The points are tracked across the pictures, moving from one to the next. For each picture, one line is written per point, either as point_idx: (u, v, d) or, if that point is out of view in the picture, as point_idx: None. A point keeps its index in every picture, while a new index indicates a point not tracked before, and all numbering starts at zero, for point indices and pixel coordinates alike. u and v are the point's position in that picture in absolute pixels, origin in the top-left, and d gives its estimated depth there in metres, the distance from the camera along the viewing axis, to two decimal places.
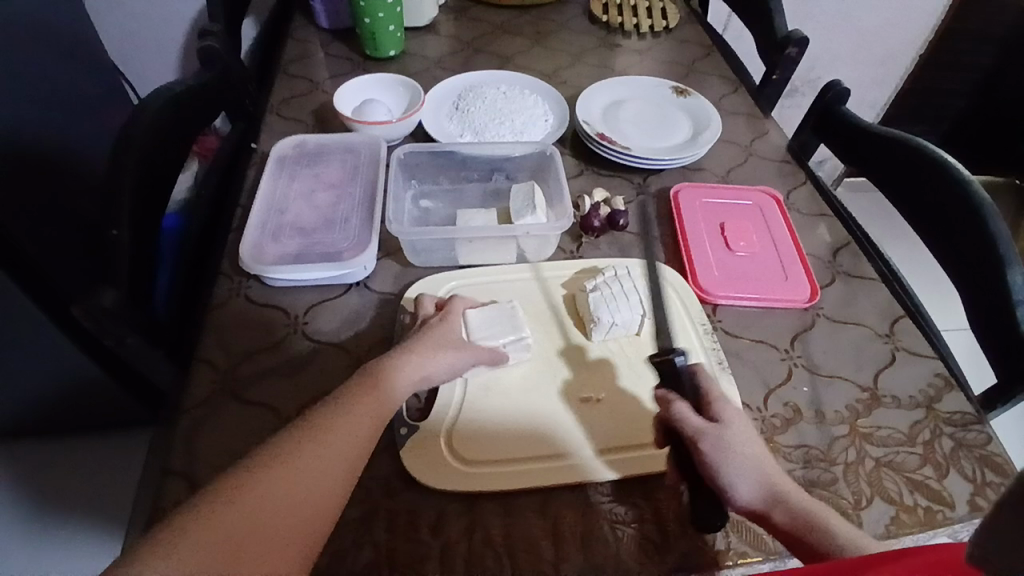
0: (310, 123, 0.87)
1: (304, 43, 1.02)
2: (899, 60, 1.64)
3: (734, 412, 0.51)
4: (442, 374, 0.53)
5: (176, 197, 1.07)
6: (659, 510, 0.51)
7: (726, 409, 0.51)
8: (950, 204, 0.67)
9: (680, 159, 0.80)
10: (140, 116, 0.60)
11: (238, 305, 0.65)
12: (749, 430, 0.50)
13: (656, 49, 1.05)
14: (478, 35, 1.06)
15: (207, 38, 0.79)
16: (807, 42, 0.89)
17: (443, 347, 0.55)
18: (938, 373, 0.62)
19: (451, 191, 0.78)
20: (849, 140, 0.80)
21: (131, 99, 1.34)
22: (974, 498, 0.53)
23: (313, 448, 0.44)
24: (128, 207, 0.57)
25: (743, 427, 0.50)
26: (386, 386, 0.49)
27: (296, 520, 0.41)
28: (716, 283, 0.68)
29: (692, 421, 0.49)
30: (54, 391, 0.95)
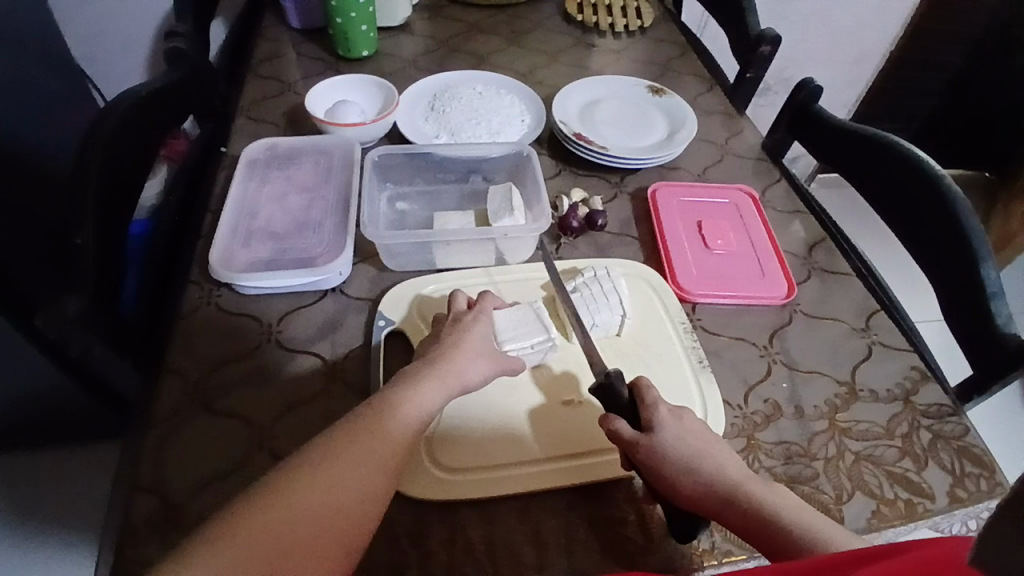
0: (282, 125, 0.85)
1: (275, 44, 1.00)
2: (870, 59, 1.67)
3: (666, 413, 0.51)
4: (471, 376, 0.52)
5: (144, 202, 1.04)
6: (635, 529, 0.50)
7: (669, 419, 0.51)
8: (924, 200, 0.68)
9: (657, 157, 0.80)
10: (104, 119, 0.58)
11: (209, 313, 0.63)
12: (689, 428, 0.50)
13: (631, 48, 1.05)
14: (453, 34, 1.05)
15: (173, 39, 0.77)
16: (780, 41, 0.90)
17: (481, 352, 0.54)
18: (914, 366, 0.63)
19: (427, 193, 0.77)
20: (824, 137, 0.80)
21: (96, 101, 1.30)
22: (952, 489, 0.53)
23: (343, 460, 0.44)
24: (92, 214, 0.55)
25: (677, 427, 0.50)
26: (410, 394, 0.49)
27: (333, 535, 0.41)
28: (696, 281, 0.68)
29: (635, 437, 0.49)
30: (17, 404, 0.91)
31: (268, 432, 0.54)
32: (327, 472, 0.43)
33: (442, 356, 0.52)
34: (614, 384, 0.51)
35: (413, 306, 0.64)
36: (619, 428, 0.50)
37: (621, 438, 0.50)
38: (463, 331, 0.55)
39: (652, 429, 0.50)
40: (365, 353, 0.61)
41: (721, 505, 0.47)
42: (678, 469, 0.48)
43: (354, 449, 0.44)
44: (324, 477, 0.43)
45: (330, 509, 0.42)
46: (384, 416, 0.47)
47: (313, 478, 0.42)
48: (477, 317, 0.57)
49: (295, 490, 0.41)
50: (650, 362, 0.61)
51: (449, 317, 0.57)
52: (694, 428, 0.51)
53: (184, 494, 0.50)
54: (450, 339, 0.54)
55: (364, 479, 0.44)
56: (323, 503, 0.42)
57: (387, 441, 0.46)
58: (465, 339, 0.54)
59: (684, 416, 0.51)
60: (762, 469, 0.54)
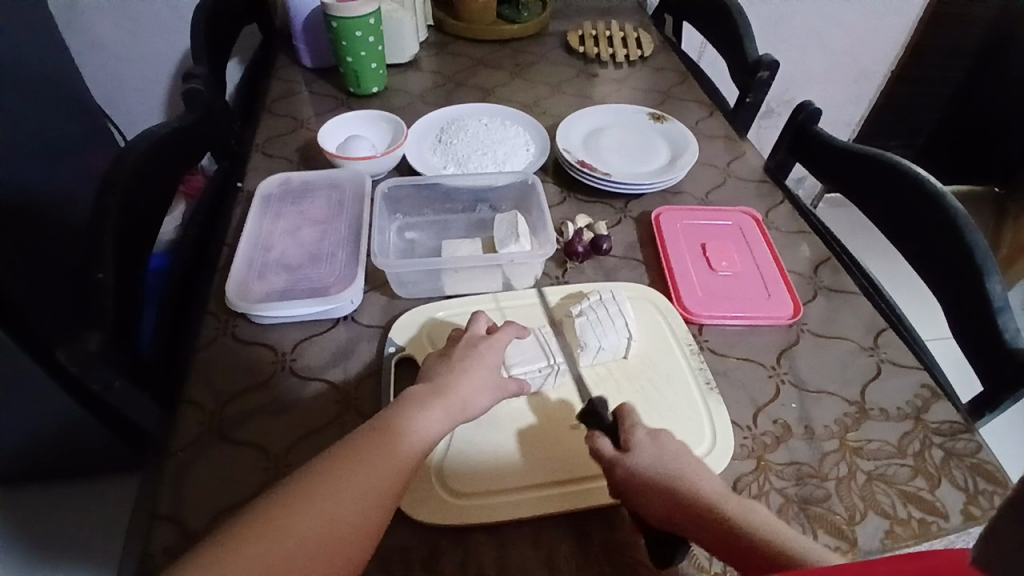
0: (295, 160, 0.88)
1: (288, 83, 1.04)
2: (871, 78, 1.69)
3: (637, 447, 0.51)
4: (478, 404, 0.53)
5: (163, 237, 1.07)
6: (633, 558, 0.49)
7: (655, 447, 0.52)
8: (926, 215, 0.69)
9: (660, 182, 0.82)
10: (123, 160, 0.60)
11: (224, 344, 0.65)
12: (666, 450, 0.51)
13: (633, 77, 1.08)
14: (459, 69, 1.09)
15: (192, 81, 0.81)
16: (778, 65, 0.92)
17: (488, 383, 0.54)
18: (924, 384, 0.63)
19: (436, 222, 0.79)
20: (824, 157, 0.82)
21: (118, 142, 1.36)
22: (967, 507, 0.53)
23: (347, 480, 0.45)
24: (112, 250, 0.57)
25: (652, 446, 0.51)
26: (417, 418, 0.49)
27: (336, 543, 0.42)
28: (702, 303, 0.69)
29: (613, 458, 0.50)
30: (37, 437, 0.93)
31: (282, 460, 0.55)
32: (334, 483, 0.45)
33: (449, 385, 0.52)
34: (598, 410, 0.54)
35: (423, 332, 0.66)
36: (601, 444, 0.51)
37: (600, 457, 0.51)
38: (474, 358, 0.55)
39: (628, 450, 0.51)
40: (377, 378, 0.62)
41: (696, 518, 0.48)
42: (658, 482, 0.49)
43: (363, 464, 0.46)
44: (329, 485, 0.44)
45: (335, 520, 0.43)
46: (391, 438, 0.48)
47: (317, 492, 0.44)
48: (491, 345, 0.57)
49: (298, 507, 0.43)
50: (658, 383, 0.61)
51: (462, 341, 0.57)
52: (671, 447, 0.52)
53: (201, 523, 0.50)
54: (459, 365, 0.55)
55: (368, 495, 0.45)
56: (327, 511, 0.43)
57: (393, 457, 0.47)
58: (477, 367, 0.55)
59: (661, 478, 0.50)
60: (774, 491, 0.54)
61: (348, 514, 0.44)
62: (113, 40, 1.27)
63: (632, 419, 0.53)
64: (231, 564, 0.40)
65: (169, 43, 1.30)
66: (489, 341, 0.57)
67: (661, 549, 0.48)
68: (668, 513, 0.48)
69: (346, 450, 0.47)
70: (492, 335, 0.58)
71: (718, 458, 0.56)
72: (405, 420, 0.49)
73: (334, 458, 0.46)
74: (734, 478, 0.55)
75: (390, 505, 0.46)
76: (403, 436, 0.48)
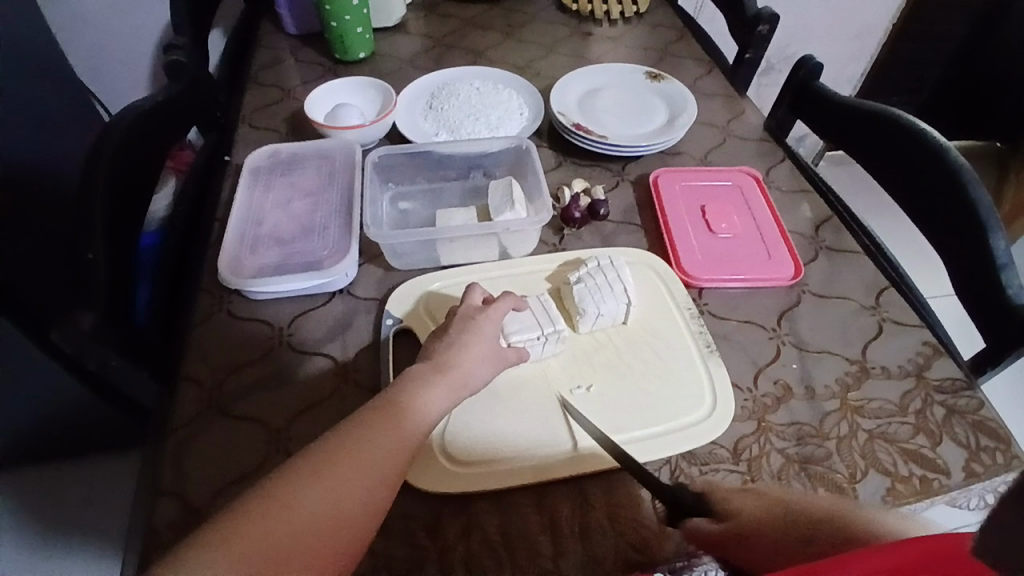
0: (283, 131, 0.86)
1: (273, 51, 1.01)
2: (874, 31, 1.64)
3: None
4: (478, 379, 0.53)
5: (154, 214, 1.06)
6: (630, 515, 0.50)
7: None
8: (930, 173, 0.67)
9: (658, 144, 0.80)
10: (107, 136, 0.59)
11: (220, 320, 0.64)
12: None
13: (628, 35, 1.04)
14: (449, 31, 1.05)
15: (172, 51, 0.78)
16: (778, 19, 0.89)
17: (486, 355, 0.54)
18: (926, 341, 0.62)
19: (430, 191, 0.77)
20: (826, 114, 0.80)
21: (102, 118, 1.32)
22: (968, 464, 0.53)
23: (354, 459, 0.45)
24: (101, 227, 0.56)
25: None
26: (421, 395, 0.49)
27: (341, 524, 0.42)
28: (701, 266, 0.68)
29: None
30: (39, 417, 0.93)
31: (284, 433, 0.55)
32: (336, 465, 0.44)
33: (450, 360, 0.52)
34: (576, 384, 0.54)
35: (419, 303, 0.65)
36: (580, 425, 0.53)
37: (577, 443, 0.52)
38: (472, 331, 0.55)
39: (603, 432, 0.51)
40: (375, 351, 0.62)
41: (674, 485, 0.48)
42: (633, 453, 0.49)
43: (367, 442, 0.46)
44: (338, 465, 0.44)
45: (343, 497, 0.43)
46: (393, 416, 0.48)
47: (322, 473, 0.44)
48: (488, 315, 0.56)
49: (300, 492, 0.43)
50: (658, 348, 0.61)
51: (459, 313, 0.57)
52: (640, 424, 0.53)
53: (206, 498, 0.51)
54: (456, 338, 0.54)
55: (371, 473, 0.45)
56: (335, 492, 0.43)
57: (399, 433, 0.47)
58: (472, 339, 0.54)
59: None
60: (775, 451, 0.54)
61: (354, 492, 0.44)
62: (90, 11, 1.23)
63: None
64: (241, 544, 0.40)
65: (148, 12, 1.26)
66: (490, 311, 0.57)
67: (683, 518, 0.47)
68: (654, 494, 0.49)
69: (350, 429, 0.47)
70: (489, 306, 0.57)
71: (720, 420, 0.56)
72: (409, 397, 0.49)
73: (339, 438, 0.46)
74: (736, 440, 0.55)
75: (393, 484, 0.46)
76: (405, 413, 0.48)
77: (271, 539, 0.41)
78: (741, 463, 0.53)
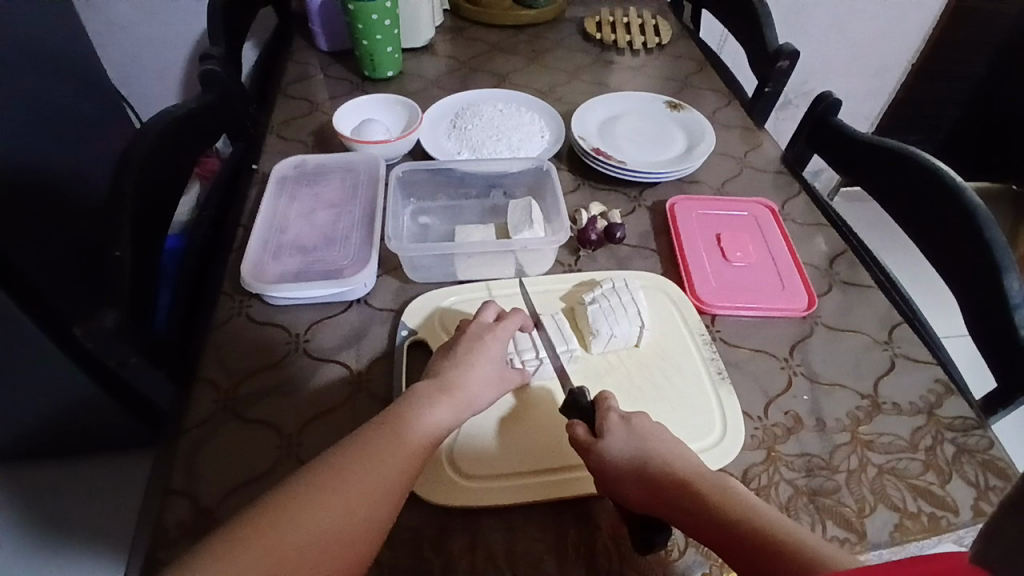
0: (310, 143, 0.88)
1: (304, 66, 1.04)
2: (892, 71, 1.66)
3: (614, 420, 0.52)
4: (484, 399, 0.54)
5: (178, 218, 1.08)
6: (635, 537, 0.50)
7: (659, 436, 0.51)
8: (945, 211, 0.68)
9: (675, 172, 0.81)
10: (141, 140, 0.61)
11: (239, 324, 0.65)
12: (639, 429, 0.52)
13: (650, 65, 1.06)
14: (475, 54, 1.08)
15: (208, 62, 0.81)
16: (798, 55, 0.91)
17: (493, 375, 0.55)
18: (938, 379, 0.62)
19: (450, 208, 0.79)
20: (842, 149, 0.81)
21: (133, 123, 1.36)
22: (977, 504, 0.53)
23: (360, 473, 0.46)
24: (129, 227, 0.57)
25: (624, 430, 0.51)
26: (427, 412, 0.50)
27: (346, 538, 0.43)
28: (715, 293, 0.69)
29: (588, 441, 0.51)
30: (51, 413, 0.94)
31: (295, 439, 0.56)
32: (342, 479, 0.45)
33: (455, 379, 0.53)
34: (578, 399, 0.53)
35: (434, 317, 0.66)
36: (578, 433, 0.52)
37: (579, 446, 0.51)
38: (479, 350, 0.56)
39: (602, 436, 0.51)
40: (389, 361, 0.63)
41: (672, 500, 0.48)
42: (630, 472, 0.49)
43: (373, 457, 0.47)
44: (343, 479, 0.45)
45: (347, 513, 0.44)
46: (399, 432, 0.48)
47: (328, 486, 0.45)
48: (495, 335, 0.57)
49: (307, 504, 0.44)
50: (669, 372, 0.61)
51: (468, 331, 0.58)
52: (645, 428, 0.52)
53: (215, 498, 0.51)
54: (464, 357, 0.55)
55: (377, 487, 0.45)
56: (339, 505, 0.44)
57: (404, 450, 0.48)
58: (479, 358, 0.55)
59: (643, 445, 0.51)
60: (784, 482, 0.54)
61: (357, 512, 0.44)
62: (129, 21, 1.27)
63: (609, 405, 0.53)
64: (244, 556, 0.40)
65: (184, 24, 1.30)
66: (498, 331, 0.58)
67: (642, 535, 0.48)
68: (642, 494, 0.49)
69: (354, 446, 0.48)
70: (499, 324, 0.58)
71: (729, 447, 0.56)
72: (415, 414, 0.50)
73: (346, 453, 0.47)
74: (744, 469, 0.55)
75: (399, 498, 0.46)
76: (410, 429, 0.49)
77: (279, 550, 0.41)
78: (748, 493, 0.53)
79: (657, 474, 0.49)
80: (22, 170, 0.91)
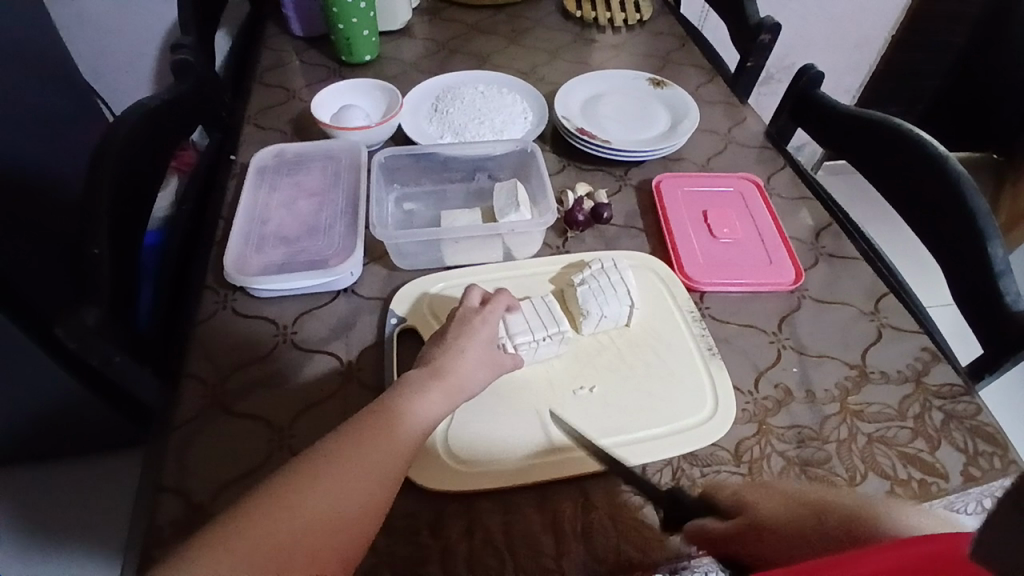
0: (288, 131, 0.87)
1: (279, 52, 1.02)
2: (872, 43, 1.66)
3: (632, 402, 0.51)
4: (474, 384, 0.53)
5: (157, 213, 1.06)
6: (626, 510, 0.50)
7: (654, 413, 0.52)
8: (928, 181, 0.68)
9: (660, 150, 0.81)
10: (112, 134, 0.59)
11: (224, 318, 0.64)
12: None
13: (631, 42, 1.05)
14: (454, 35, 1.06)
15: (179, 50, 0.78)
16: (779, 28, 0.90)
17: (483, 360, 0.54)
18: (924, 347, 0.63)
19: (434, 193, 0.78)
20: (825, 122, 0.81)
21: (106, 117, 1.33)
22: (966, 469, 0.54)
23: (352, 462, 0.45)
24: (106, 224, 0.56)
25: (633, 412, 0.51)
26: (417, 399, 0.50)
27: (341, 526, 0.43)
28: (702, 271, 0.69)
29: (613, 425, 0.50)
30: (35, 415, 0.92)
31: (287, 431, 0.55)
32: (333, 468, 0.45)
33: (447, 364, 0.52)
34: None
35: (423, 304, 0.65)
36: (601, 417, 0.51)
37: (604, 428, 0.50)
38: (467, 335, 0.55)
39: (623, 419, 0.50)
40: (379, 350, 0.62)
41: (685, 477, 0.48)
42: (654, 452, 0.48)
43: (365, 445, 0.46)
44: (334, 468, 0.45)
45: (344, 501, 0.44)
46: (390, 420, 0.48)
47: (319, 476, 0.44)
48: (484, 318, 0.57)
49: (298, 493, 0.43)
50: (660, 350, 0.61)
51: (458, 316, 0.57)
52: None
53: (207, 494, 0.51)
54: (452, 344, 0.54)
55: (369, 475, 0.45)
56: (331, 492, 0.43)
57: (398, 437, 0.47)
58: (467, 343, 0.54)
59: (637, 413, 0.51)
60: (775, 454, 0.55)
61: (351, 499, 0.44)
62: (95, 11, 1.23)
63: None
64: (236, 547, 0.40)
65: (154, 13, 1.26)
66: (486, 315, 0.57)
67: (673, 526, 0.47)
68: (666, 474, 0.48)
69: (349, 434, 0.47)
70: (485, 307, 0.57)
71: (721, 423, 0.56)
72: (406, 401, 0.49)
73: (336, 442, 0.46)
74: (736, 443, 0.55)
75: (392, 485, 0.46)
76: (402, 416, 0.48)
77: (273, 541, 0.41)
78: (741, 465, 0.54)
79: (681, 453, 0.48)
80: None
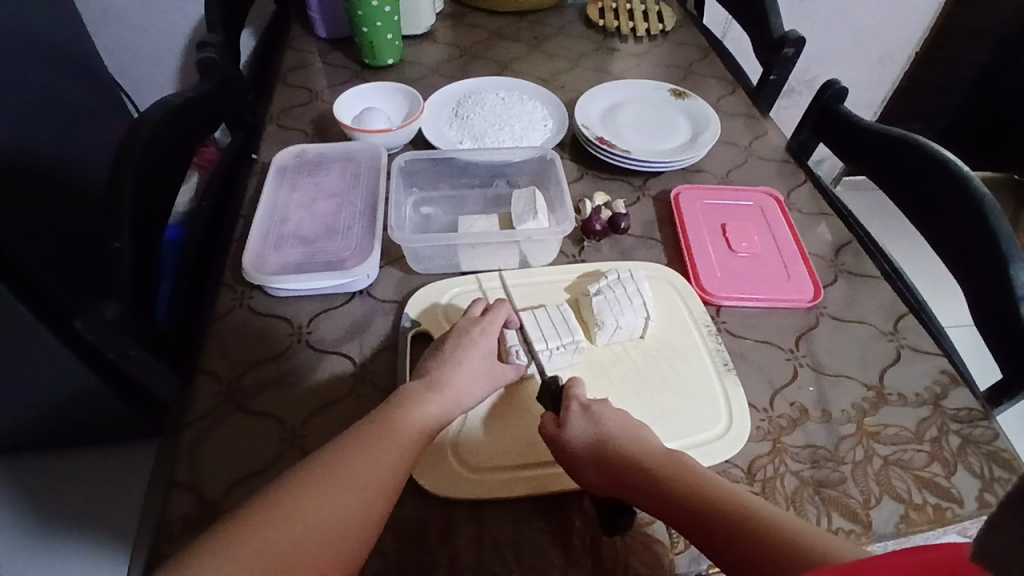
0: (309, 132, 0.87)
1: (302, 53, 1.03)
2: (896, 58, 1.65)
3: (575, 410, 0.52)
4: (473, 397, 0.53)
5: (177, 209, 1.08)
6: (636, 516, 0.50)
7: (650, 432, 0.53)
8: (952, 202, 0.67)
9: (680, 161, 0.80)
10: (140, 129, 0.60)
11: (240, 316, 0.65)
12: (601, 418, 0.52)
13: (653, 52, 1.05)
14: (475, 41, 1.07)
15: (205, 50, 0.79)
16: (804, 42, 0.89)
17: (483, 372, 0.54)
18: (944, 369, 0.62)
19: (452, 198, 0.78)
20: (847, 138, 0.80)
21: (131, 113, 1.35)
22: (982, 494, 0.53)
23: (353, 470, 0.45)
24: (128, 218, 0.57)
25: (585, 419, 0.51)
26: (415, 410, 0.50)
27: (342, 533, 0.43)
28: (719, 284, 0.68)
29: (551, 432, 0.51)
30: (50, 404, 0.93)
31: (299, 431, 0.55)
32: (333, 476, 0.45)
33: (445, 377, 0.53)
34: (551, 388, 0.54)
35: (437, 307, 0.65)
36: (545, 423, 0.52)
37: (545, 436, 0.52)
38: (466, 346, 0.55)
39: (563, 425, 0.51)
40: (392, 352, 0.62)
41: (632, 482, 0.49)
42: (598, 458, 0.50)
43: (366, 455, 0.46)
44: (334, 477, 0.45)
45: (344, 510, 0.44)
46: (391, 429, 0.48)
47: (321, 482, 0.45)
48: (484, 330, 0.57)
49: (301, 499, 0.44)
50: (675, 364, 0.61)
51: (458, 328, 0.57)
52: (605, 416, 0.52)
53: (218, 492, 0.51)
54: (452, 356, 0.54)
55: (369, 484, 0.45)
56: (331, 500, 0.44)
57: (396, 447, 0.47)
58: (466, 356, 0.55)
59: (592, 410, 0.52)
60: (789, 473, 0.54)
61: (351, 506, 0.44)
62: (124, 8, 1.25)
63: (574, 392, 0.53)
64: (242, 548, 0.41)
65: (181, 11, 1.28)
66: (484, 329, 0.57)
67: (609, 515, 0.49)
68: (604, 479, 0.49)
69: (350, 444, 0.47)
70: (485, 318, 0.58)
71: (734, 440, 0.56)
72: (404, 412, 0.50)
73: (338, 450, 0.47)
74: (750, 460, 0.55)
75: (392, 494, 0.46)
76: (400, 427, 0.49)
77: (276, 545, 0.41)
78: (754, 484, 0.53)
79: (617, 459, 0.50)
80: (20, 160, 0.90)
